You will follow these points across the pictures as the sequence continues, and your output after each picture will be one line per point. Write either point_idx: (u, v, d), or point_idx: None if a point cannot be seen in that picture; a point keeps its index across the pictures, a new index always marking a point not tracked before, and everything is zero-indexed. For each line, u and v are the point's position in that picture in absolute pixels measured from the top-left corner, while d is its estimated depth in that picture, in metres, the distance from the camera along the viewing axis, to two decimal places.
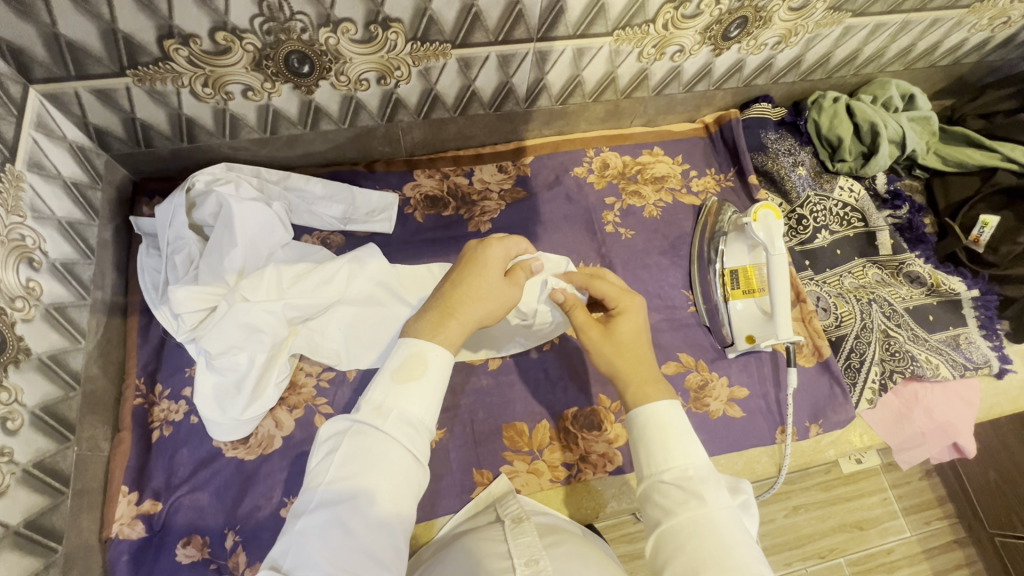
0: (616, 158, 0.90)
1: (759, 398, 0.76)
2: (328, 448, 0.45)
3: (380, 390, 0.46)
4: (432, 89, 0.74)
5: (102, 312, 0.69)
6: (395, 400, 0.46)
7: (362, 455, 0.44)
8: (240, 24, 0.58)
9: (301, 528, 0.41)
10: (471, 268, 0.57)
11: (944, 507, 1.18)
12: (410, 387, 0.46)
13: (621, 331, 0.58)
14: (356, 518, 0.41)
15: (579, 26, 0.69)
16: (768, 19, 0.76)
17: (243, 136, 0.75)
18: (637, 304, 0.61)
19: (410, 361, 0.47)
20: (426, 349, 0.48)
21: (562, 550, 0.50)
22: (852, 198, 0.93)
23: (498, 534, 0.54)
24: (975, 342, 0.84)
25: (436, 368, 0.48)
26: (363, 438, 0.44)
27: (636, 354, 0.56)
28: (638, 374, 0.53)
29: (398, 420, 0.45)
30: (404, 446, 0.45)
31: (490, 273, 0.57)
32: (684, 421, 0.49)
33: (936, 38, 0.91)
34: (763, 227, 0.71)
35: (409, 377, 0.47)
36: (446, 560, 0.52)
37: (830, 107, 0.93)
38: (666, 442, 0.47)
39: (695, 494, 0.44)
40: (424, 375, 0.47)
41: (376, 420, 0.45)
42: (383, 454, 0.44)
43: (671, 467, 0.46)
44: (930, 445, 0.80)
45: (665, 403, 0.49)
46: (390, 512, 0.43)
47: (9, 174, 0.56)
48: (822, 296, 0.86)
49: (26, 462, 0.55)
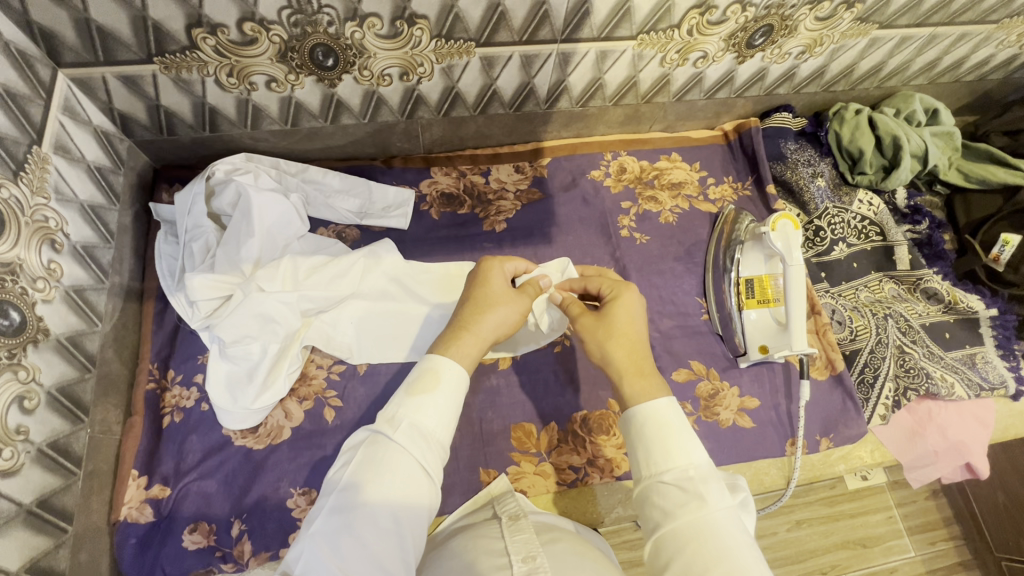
0: (634, 162, 0.90)
1: (769, 409, 0.75)
2: (344, 457, 0.46)
3: (393, 403, 0.47)
4: (453, 87, 0.74)
5: (119, 297, 0.69)
6: (409, 411, 0.46)
7: (375, 464, 0.44)
8: (268, 16, 0.58)
9: (313, 532, 0.41)
10: (477, 285, 0.58)
11: (950, 528, 1.17)
12: (424, 399, 0.47)
13: (611, 318, 0.57)
14: (367, 526, 0.41)
15: (604, 29, 0.69)
16: (794, 28, 0.76)
17: (264, 127, 0.75)
18: (631, 294, 0.60)
19: (424, 376, 0.48)
20: (441, 364, 0.49)
21: (559, 546, 0.49)
22: (870, 212, 0.92)
23: (494, 531, 0.53)
24: (991, 362, 0.83)
25: (449, 383, 0.48)
26: (377, 446, 0.45)
27: (631, 342, 0.55)
28: (632, 365, 0.53)
29: (411, 431, 0.45)
30: (416, 458, 0.45)
31: (494, 286, 0.58)
32: (684, 420, 0.48)
33: (962, 53, 0.90)
34: (781, 238, 0.71)
35: (423, 391, 0.47)
36: (444, 558, 0.51)
37: (852, 119, 0.92)
38: (665, 442, 0.47)
39: (696, 496, 0.44)
40: (437, 389, 0.48)
41: (389, 429, 0.45)
42: (395, 464, 0.44)
43: (672, 468, 0.46)
44: (942, 464, 0.79)
45: (664, 400, 0.49)
46: (400, 523, 0.42)
47: (35, 156, 0.57)
48: (837, 309, 0.85)
49: (41, 442, 0.56)
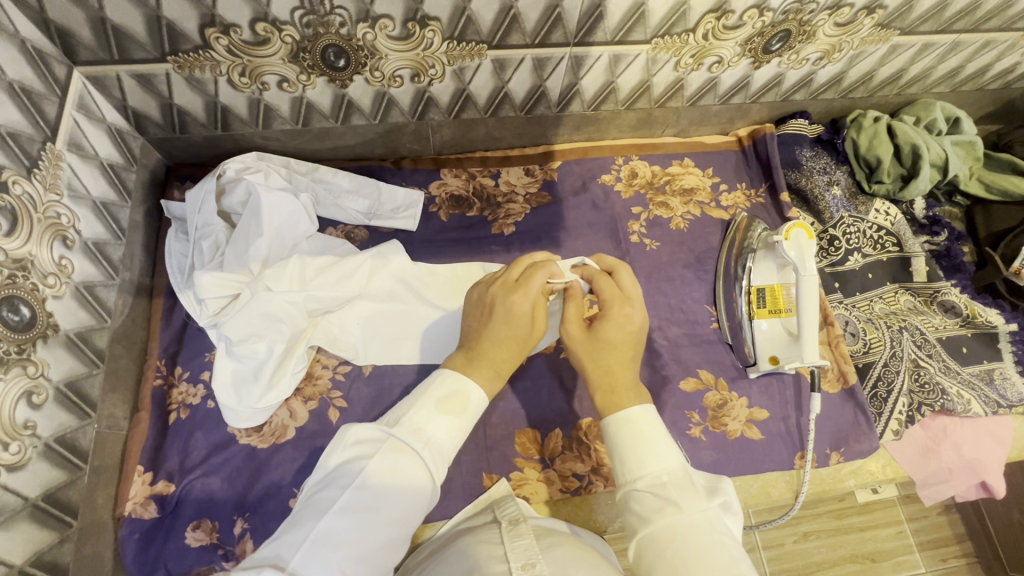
0: (645, 167, 0.89)
1: (779, 421, 0.74)
2: (359, 450, 0.46)
3: (422, 414, 0.48)
4: (464, 89, 0.74)
5: (129, 293, 0.70)
6: (434, 427, 0.47)
7: (394, 473, 0.45)
8: (280, 16, 0.58)
9: (323, 528, 0.41)
10: (504, 319, 0.55)
11: (962, 545, 1.14)
12: (451, 419, 0.48)
13: (603, 337, 0.56)
14: (373, 531, 0.42)
15: (618, 32, 0.68)
16: (812, 34, 0.74)
17: (275, 127, 0.75)
18: (629, 312, 0.57)
19: (455, 395, 0.49)
20: (472, 391, 0.50)
21: (559, 552, 0.49)
22: (887, 221, 0.90)
23: (494, 536, 0.52)
24: (1010, 378, 0.80)
25: (475, 407, 0.50)
26: (399, 454, 0.45)
27: (609, 363, 0.55)
28: (606, 381, 0.53)
29: (432, 448, 0.47)
30: (429, 475, 0.46)
31: (521, 322, 0.55)
32: (657, 426, 0.49)
33: (986, 61, 0.88)
34: (795, 247, 0.69)
35: (451, 411, 0.49)
36: (444, 561, 0.51)
37: (871, 126, 0.90)
38: (638, 447, 0.47)
39: (671, 501, 0.44)
40: (464, 411, 0.49)
41: (415, 442, 0.46)
42: (411, 477, 0.45)
43: (645, 475, 0.46)
44: (956, 482, 0.77)
45: (635, 408, 0.49)
46: (399, 534, 0.44)
47: (49, 154, 0.57)
48: (850, 320, 0.83)
49: (48, 436, 0.56)
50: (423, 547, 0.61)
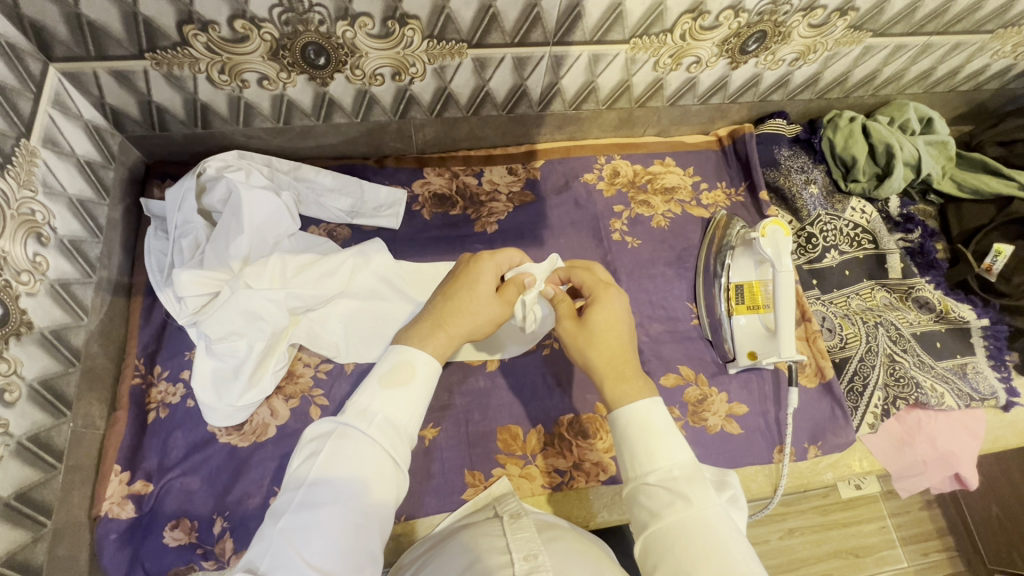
0: (627, 166, 0.90)
1: (758, 415, 0.75)
2: (310, 449, 0.46)
3: (367, 395, 0.48)
4: (445, 88, 0.74)
5: (107, 291, 0.69)
6: (381, 404, 0.48)
7: (346, 458, 0.45)
8: (259, 13, 0.58)
9: (284, 530, 0.42)
10: (464, 279, 0.59)
11: (944, 539, 1.16)
12: (396, 393, 0.49)
13: (595, 320, 0.57)
14: (334, 520, 0.42)
15: (596, 32, 0.69)
16: (787, 35, 0.76)
17: (257, 125, 0.75)
18: (611, 294, 0.59)
19: (399, 368, 0.50)
20: (415, 358, 0.51)
21: (560, 546, 0.49)
22: (863, 219, 0.92)
23: (496, 530, 0.53)
24: (982, 372, 0.82)
25: (423, 376, 0.50)
26: (346, 440, 0.46)
27: (611, 345, 0.55)
28: (614, 369, 0.53)
29: (382, 423, 0.47)
30: (386, 451, 0.46)
31: (483, 284, 0.58)
32: (666, 419, 0.49)
33: (957, 63, 0.90)
34: (771, 244, 0.70)
35: (396, 383, 0.49)
36: (444, 554, 0.51)
37: (846, 126, 0.92)
38: (650, 444, 0.48)
39: (682, 496, 0.45)
40: (410, 381, 0.49)
41: (359, 422, 0.47)
42: (365, 457, 0.45)
43: (657, 469, 0.47)
44: (930, 474, 0.79)
45: (645, 401, 0.49)
46: (371, 516, 0.44)
47: (23, 150, 0.57)
48: (827, 316, 0.85)
49: (21, 435, 0.55)
50: (417, 546, 0.60)
